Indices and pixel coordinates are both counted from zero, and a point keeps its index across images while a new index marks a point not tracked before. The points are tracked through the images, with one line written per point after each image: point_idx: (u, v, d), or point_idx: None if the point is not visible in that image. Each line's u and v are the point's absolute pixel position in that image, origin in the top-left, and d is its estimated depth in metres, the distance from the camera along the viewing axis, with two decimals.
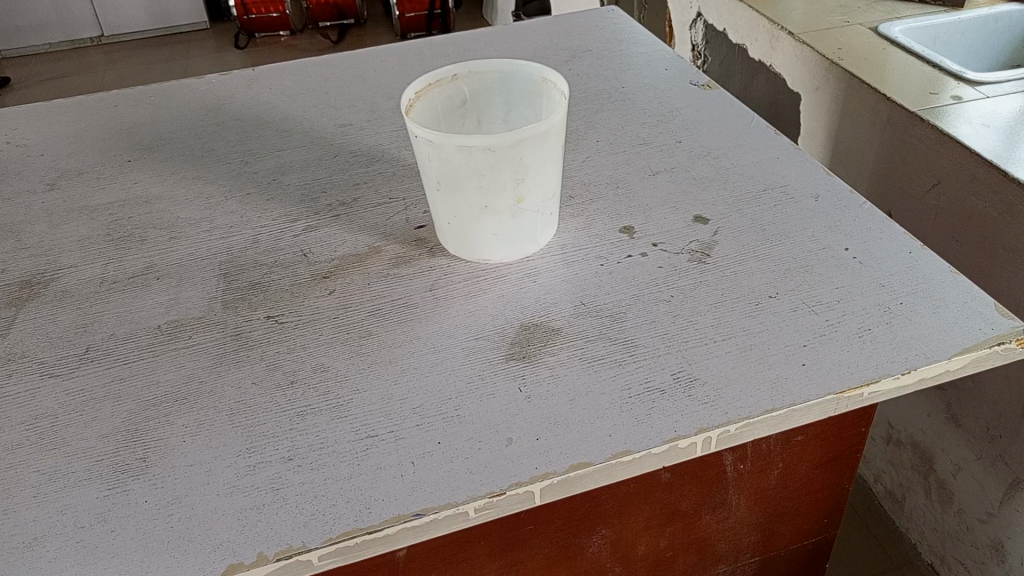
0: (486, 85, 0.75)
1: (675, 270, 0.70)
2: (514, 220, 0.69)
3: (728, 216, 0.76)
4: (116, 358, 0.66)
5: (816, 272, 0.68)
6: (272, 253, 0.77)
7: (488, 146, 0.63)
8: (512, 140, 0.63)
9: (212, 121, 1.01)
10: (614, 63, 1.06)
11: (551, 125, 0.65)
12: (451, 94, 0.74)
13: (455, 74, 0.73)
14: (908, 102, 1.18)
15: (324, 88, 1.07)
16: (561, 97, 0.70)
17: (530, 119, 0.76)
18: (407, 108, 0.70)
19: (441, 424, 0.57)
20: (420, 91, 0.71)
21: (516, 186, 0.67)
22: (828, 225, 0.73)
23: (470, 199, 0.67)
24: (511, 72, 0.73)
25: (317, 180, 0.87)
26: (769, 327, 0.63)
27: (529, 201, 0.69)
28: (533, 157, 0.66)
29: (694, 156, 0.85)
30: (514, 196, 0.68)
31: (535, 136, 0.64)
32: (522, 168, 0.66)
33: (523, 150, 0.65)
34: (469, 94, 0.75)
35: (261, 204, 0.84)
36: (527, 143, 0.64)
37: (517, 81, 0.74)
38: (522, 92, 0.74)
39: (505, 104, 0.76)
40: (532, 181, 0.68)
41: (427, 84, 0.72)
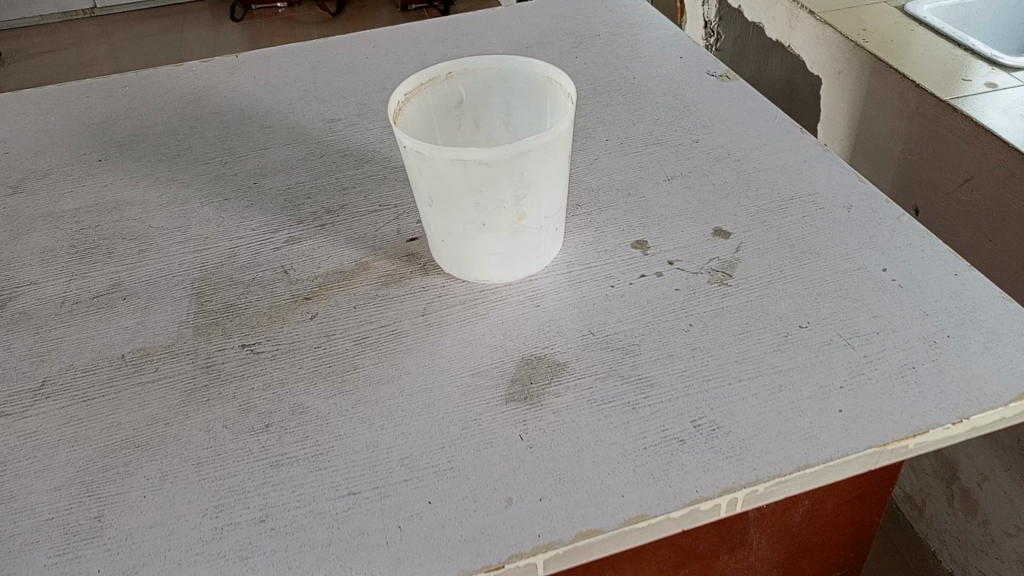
0: (484, 85, 0.67)
1: (694, 293, 0.63)
2: (515, 238, 0.62)
3: (752, 230, 0.68)
4: (73, 395, 0.59)
5: (851, 297, 0.61)
6: (249, 269, 0.70)
7: (485, 160, 0.56)
8: (512, 153, 0.56)
9: (190, 115, 0.93)
10: (625, 50, 0.98)
11: (556, 135, 0.57)
12: (445, 95, 0.66)
13: (449, 71, 0.65)
14: (941, 91, 1.09)
15: (311, 77, 0.99)
16: (567, 101, 0.62)
17: (533, 120, 0.68)
18: (395, 112, 0.62)
19: (432, 480, 0.51)
20: (410, 92, 0.63)
21: (516, 203, 0.60)
22: (863, 241, 0.66)
23: (466, 216, 0.60)
24: (511, 70, 0.66)
25: (301, 184, 0.80)
26: (801, 364, 0.56)
27: (531, 218, 0.61)
28: (536, 171, 0.58)
29: (712, 159, 0.77)
30: (514, 213, 0.60)
31: (537, 148, 0.57)
32: (522, 183, 0.58)
33: (523, 164, 0.57)
34: (466, 94, 0.67)
35: (239, 212, 0.77)
36: (529, 156, 0.57)
37: (518, 81, 0.66)
38: (524, 92, 0.67)
39: (506, 106, 0.68)
40: (534, 196, 0.60)
41: (418, 84, 0.64)
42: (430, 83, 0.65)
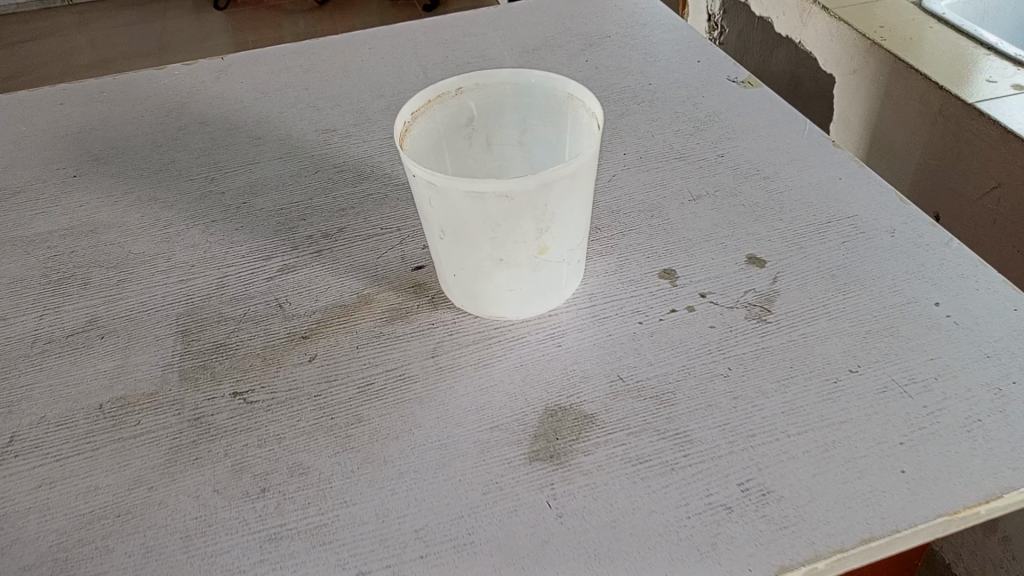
0: (498, 101, 0.61)
1: (730, 331, 0.57)
2: (535, 273, 0.56)
3: (789, 257, 0.63)
4: (45, 454, 0.53)
5: (904, 336, 0.56)
6: (240, 302, 0.64)
7: (505, 192, 0.50)
8: (534, 185, 0.50)
9: (172, 125, 0.87)
10: (638, 53, 0.92)
11: (582, 163, 0.51)
12: (455, 112, 0.60)
13: (459, 87, 0.59)
14: (966, 95, 1.04)
15: (303, 82, 0.93)
16: (591, 122, 0.57)
17: (552, 140, 0.62)
18: (402, 133, 0.56)
19: (451, 558, 0.45)
20: (418, 111, 0.57)
21: (537, 237, 0.54)
22: (911, 271, 0.61)
23: (482, 251, 0.54)
24: (527, 85, 0.60)
25: (294, 204, 0.74)
26: (855, 415, 0.51)
27: (553, 253, 0.56)
28: (560, 203, 0.53)
29: (740, 176, 0.72)
30: (535, 248, 0.54)
31: (562, 178, 0.51)
32: (545, 216, 0.53)
33: (546, 197, 0.51)
34: (477, 111, 0.61)
35: (227, 236, 0.71)
36: (553, 187, 0.51)
37: (535, 98, 0.60)
38: (543, 109, 0.61)
39: (520, 125, 0.62)
40: (557, 229, 0.54)
41: (426, 101, 0.58)
42: (439, 100, 0.59)
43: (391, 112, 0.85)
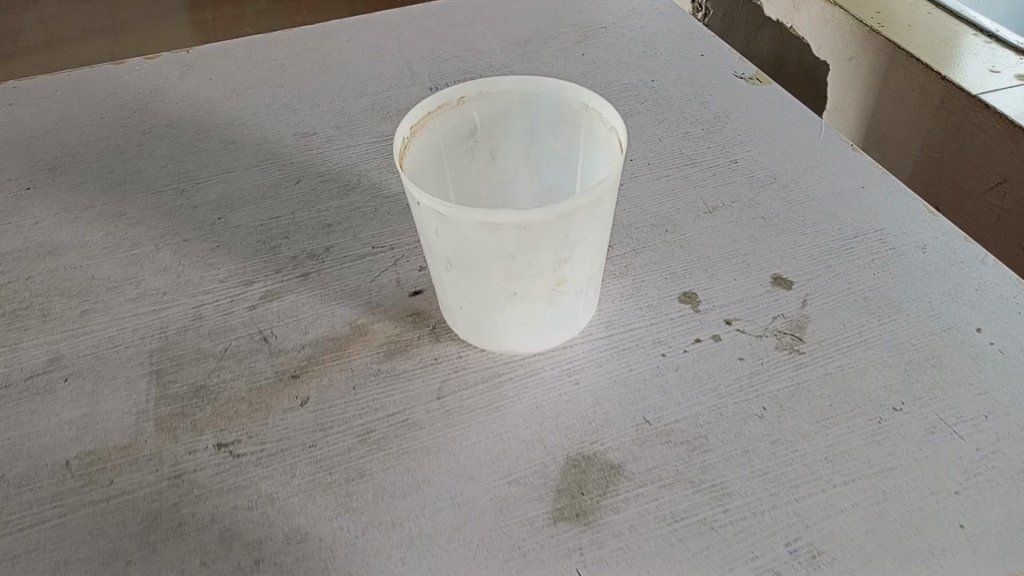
0: (503, 111, 0.55)
1: (761, 364, 0.53)
2: (550, 305, 0.51)
3: (816, 277, 0.59)
4: (5, 523, 0.47)
5: (947, 367, 0.52)
6: (220, 336, 0.58)
7: (524, 223, 0.44)
8: (557, 215, 0.44)
9: (135, 128, 0.79)
10: (637, 46, 0.87)
11: (608, 189, 0.46)
12: (456, 123, 0.54)
13: (461, 96, 0.53)
14: (970, 85, 1.01)
15: (277, 78, 0.86)
16: (610, 137, 0.51)
17: (563, 153, 0.57)
18: (401, 151, 0.50)
19: None
20: (418, 124, 0.51)
21: (556, 269, 0.48)
22: (948, 291, 0.57)
23: (494, 284, 0.49)
24: (536, 93, 0.54)
25: (275, 219, 0.68)
26: (904, 460, 0.47)
27: (571, 283, 0.50)
28: (582, 231, 0.47)
29: (756, 184, 0.67)
30: (553, 280, 0.49)
31: (586, 206, 0.45)
32: (566, 247, 0.47)
33: (569, 227, 0.46)
34: (481, 122, 0.55)
35: (202, 257, 0.64)
36: (576, 217, 0.45)
37: (544, 107, 0.54)
38: (553, 120, 0.55)
39: (527, 136, 0.57)
40: (578, 260, 0.49)
41: (425, 113, 0.52)
42: (439, 111, 0.53)
43: (376, 113, 0.79)
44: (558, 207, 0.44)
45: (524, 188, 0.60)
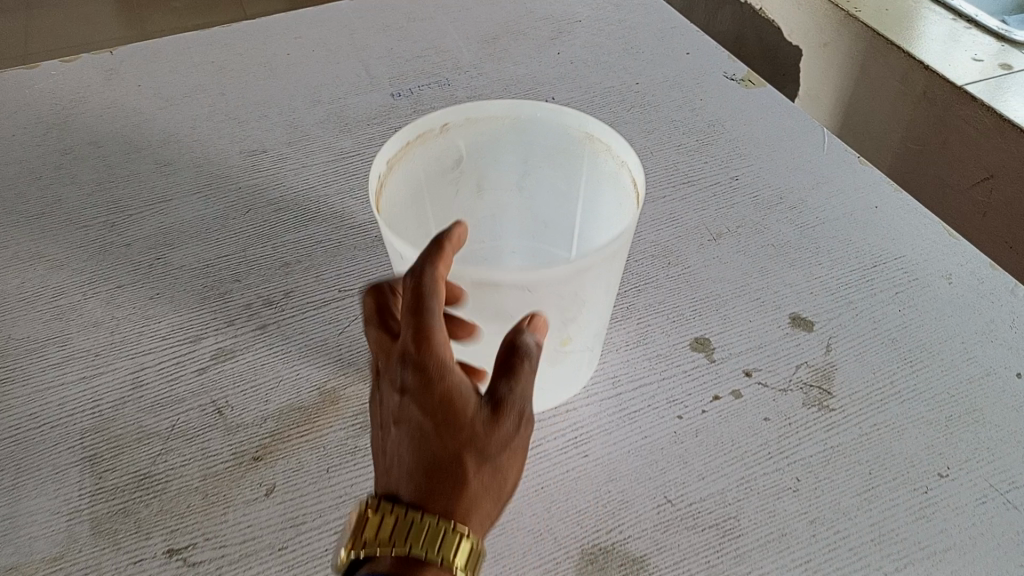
0: (494, 139, 0.48)
1: (790, 424, 0.47)
2: (550, 366, 0.45)
3: (838, 316, 0.53)
4: None
5: (991, 423, 0.47)
6: (164, 409, 0.50)
7: (526, 285, 0.37)
8: (566, 276, 0.37)
9: (53, 147, 0.69)
10: (617, 43, 0.79)
11: (626, 241, 0.39)
12: (439, 153, 0.47)
13: (446, 122, 0.46)
14: (955, 75, 0.96)
15: (217, 84, 0.76)
16: (621, 173, 0.44)
17: (561, 185, 0.50)
18: (379, 190, 0.42)
19: None
20: (398, 155, 0.44)
21: (560, 328, 0.42)
22: (981, 331, 0.52)
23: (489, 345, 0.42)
24: (534, 119, 0.46)
25: (223, 257, 0.59)
26: (958, 539, 0.42)
27: (576, 342, 0.44)
28: (594, 288, 0.40)
29: (761, 205, 0.61)
30: (555, 340, 0.43)
31: (603, 261, 0.39)
32: (574, 305, 0.40)
33: (580, 286, 0.39)
34: (467, 150, 0.48)
35: (139, 308, 0.56)
36: (591, 274, 0.39)
37: (542, 134, 0.47)
38: (552, 149, 0.48)
39: (522, 165, 0.49)
40: (585, 317, 0.42)
41: (404, 144, 0.44)
42: (420, 141, 0.45)
43: (332, 125, 0.70)
44: (570, 268, 0.37)
45: (513, 222, 0.53)
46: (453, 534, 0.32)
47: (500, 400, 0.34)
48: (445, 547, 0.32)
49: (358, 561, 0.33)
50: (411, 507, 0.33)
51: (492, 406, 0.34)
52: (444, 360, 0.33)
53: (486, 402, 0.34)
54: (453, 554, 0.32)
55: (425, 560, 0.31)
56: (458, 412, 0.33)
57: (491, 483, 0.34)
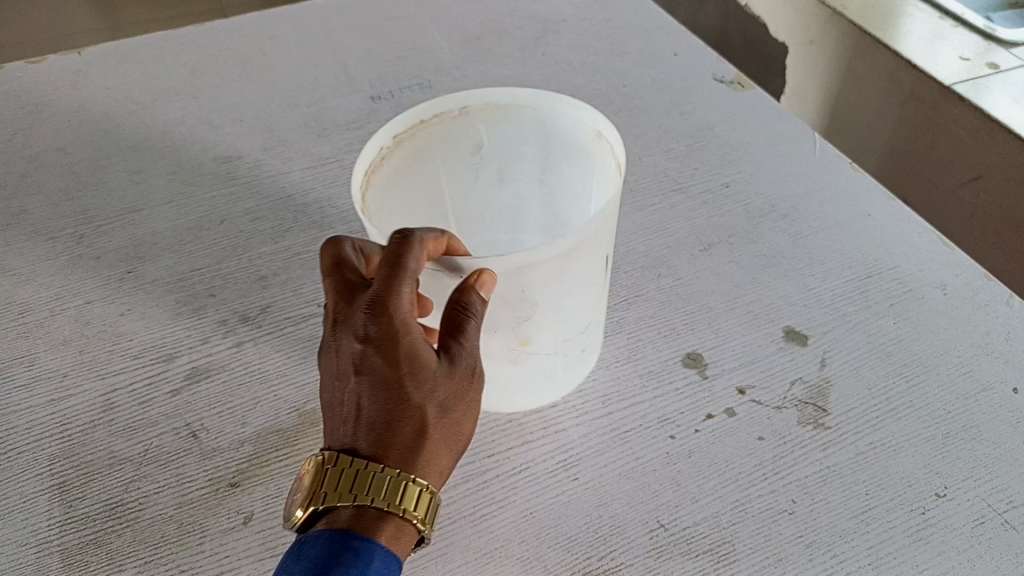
0: (517, 128, 0.47)
1: (784, 443, 0.46)
2: (516, 364, 0.44)
3: (832, 330, 0.52)
4: None
5: (988, 440, 0.46)
6: (137, 432, 0.48)
7: (458, 268, 0.37)
8: (505, 269, 0.36)
9: (18, 154, 0.66)
10: (602, 44, 0.78)
11: (583, 243, 0.37)
12: (458, 135, 0.47)
13: (464, 104, 0.46)
14: (942, 75, 0.95)
15: (191, 87, 0.74)
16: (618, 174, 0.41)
17: (577, 184, 0.48)
18: (378, 165, 0.43)
19: None
20: (405, 133, 0.44)
21: (515, 326, 0.41)
22: (976, 344, 0.51)
23: None
24: (551, 110, 0.45)
25: (199, 270, 0.57)
26: (957, 563, 0.41)
27: (540, 342, 0.43)
28: (550, 289, 0.39)
29: (752, 214, 0.60)
30: (514, 338, 0.42)
31: (552, 259, 0.37)
32: (527, 303, 0.39)
33: (528, 282, 0.38)
34: (488, 137, 0.48)
35: (111, 325, 0.53)
36: (537, 272, 0.37)
37: (558, 128, 0.46)
38: (569, 146, 0.46)
39: (538, 157, 0.49)
40: (546, 319, 0.41)
41: (415, 121, 0.45)
42: (434, 120, 0.45)
43: (311, 130, 0.68)
44: (505, 261, 0.36)
45: (534, 217, 0.52)
46: (415, 484, 0.33)
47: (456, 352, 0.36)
48: (407, 497, 0.33)
49: (312, 514, 0.34)
50: (367, 458, 0.34)
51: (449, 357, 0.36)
52: (404, 316, 0.35)
53: (443, 352, 0.36)
54: (415, 504, 0.33)
55: (390, 511, 0.33)
56: (417, 362, 0.35)
57: (445, 436, 0.35)
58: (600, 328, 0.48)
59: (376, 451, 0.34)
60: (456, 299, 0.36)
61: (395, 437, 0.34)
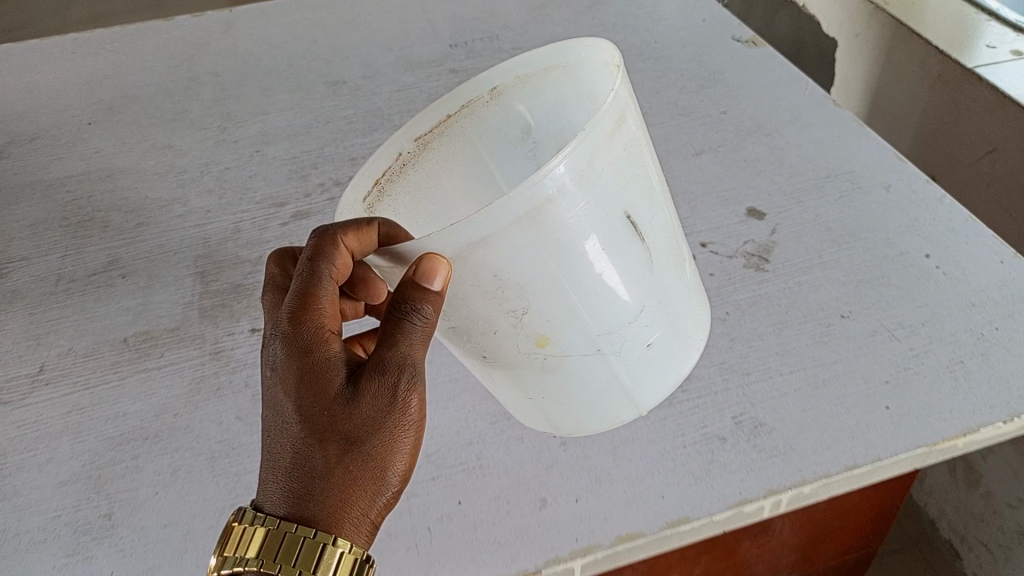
0: (557, 97, 0.50)
1: (729, 279, 0.60)
2: (551, 372, 0.43)
3: (788, 210, 0.65)
4: (74, 381, 0.57)
5: (894, 285, 0.58)
6: (256, 247, 0.66)
7: (404, 255, 0.38)
8: (452, 245, 0.36)
9: (183, 75, 0.88)
10: (644, 11, 0.93)
11: (546, 201, 0.36)
12: (498, 116, 0.53)
13: (492, 86, 0.51)
14: (965, 58, 1.03)
15: (311, 36, 0.94)
16: (615, 106, 0.38)
17: None
18: (406, 158, 0.52)
19: (461, 479, 0.49)
20: (436, 125, 0.52)
21: (519, 320, 0.40)
22: (904, 224, 0.63)
23: (469, 344, 0.44)
24: (578, 64, 0.48)
25: (306, 152, 0.76)
26: (845, 357, 0.54)
27: (552, 340, 0.41)
28: (529, 263, 0.38)
29: (741, 131, 0.74)
30: (528, 337, 0.41)
31: (512, 228, 0.36)
32: (510, 287, 0.38)
33: (491, 257, 0.37)
34: (533, 119, 0.53)
35: (241, 183, 0.73)
36: (501, 242, 0.37)
37: (591, 80, 0.48)
38: (594, 96, 0.48)
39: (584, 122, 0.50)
40: (550, 305, 0.39)
41: (443, 116, 0.52)
42: (465, 109, 0.52)
43: (400, 66, 0.87)
44: (439, 237, 0.36)
45: None
46: (312, 541, 0.36)
47: (361, 385, 0.38)
48: (303, 556, 0.36)
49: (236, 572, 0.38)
50: (282, 517, 0.37)
51: (355, 388, 0.38)
52: (314, 345, 0.39)
53: (351, 381, 0.39)
54: (312, 564, 0.36)
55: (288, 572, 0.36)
56: (321, 393, 0.38)
57: (354, 479, 0.38)
58: (675, 318, 0.45)
59: (283, 500, 0.38)
60: (411, 292, 0.37)
61: (295, 482, 0.38)
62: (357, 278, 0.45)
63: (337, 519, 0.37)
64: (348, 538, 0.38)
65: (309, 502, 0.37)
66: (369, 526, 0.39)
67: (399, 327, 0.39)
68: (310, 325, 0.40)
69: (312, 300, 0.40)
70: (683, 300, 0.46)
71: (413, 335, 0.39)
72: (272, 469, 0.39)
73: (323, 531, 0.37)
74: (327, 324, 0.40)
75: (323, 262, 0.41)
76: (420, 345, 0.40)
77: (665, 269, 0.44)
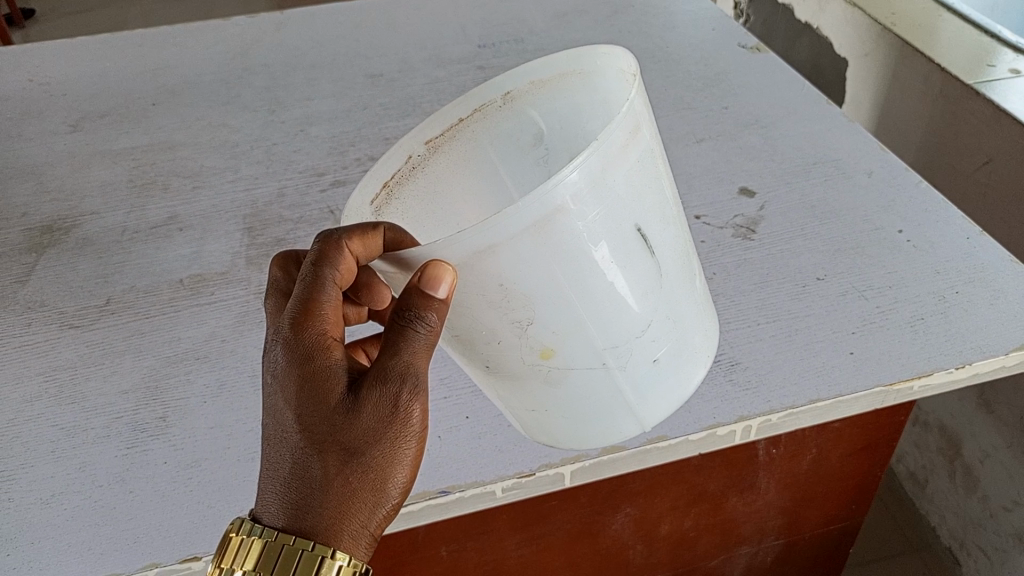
0: (573, 104, 0.53)
1: (718, 246, 0.67)
2: (554, 382, 0.44)
3: (776, 190, 0.72)
4: (136, 312, 0.65)
5: (867, 254, 0.64)
6: (297, 208, 0.74)
7: (409, 260, 0.39)
8: (457, 254, 0.38)
9: (238, 66, 0.97)
10: (659, 21, 1.02)
11: (553, 213, 0.37)
12: (509, 121, 0.55)
13: (506, 90, 0.53)
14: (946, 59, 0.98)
15: (354, 35, 1.03)
16: (630, 117, 0.39)
17: None
18: (415, 162, 0.53)
19: (470, 398, 0.56)
20: (449, 129, 0.54)
21: (523, 331, 0.41)
22: (881, 205, 0.69)
23: (473, 355, 0.45)
24: (594, 70, 0.50)
25: (345, 132, 0.84)
26: (817, 311, 0.60)
27: (555, 349, 0.42)
28: (535, 274, 0.39)
29: (740, 124, 0.81)
30: (533, 348, 0.42)
31: (518, 239, 0.37)
32: (515, 297, 0.40)
33: (494, 268, 0.38)
34: (544, 125, 0.55)
35: (286, 156, 0.81)
36: (508, 253, 0.38)
37: (606, 88, 0.50)
38: (610, 97, 0.50)
39: (598, 129, 0.52)
40: (552, 317, 0.41)
41: (455, 119, 0.54)
42: (477, 113, 0.54)
43: (432, 62, 0.95)
44: (445, 245, 0.37)
45: None
46: (311, 553, 0.37)
47: (362, 396, 0.38)
48: (303, 566, 0.37)
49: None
50: (282, 530, 0.38)
51: (355, 398, 0.38)
52: (316, 351, 0.39)
53: (351, 390, 0.39)
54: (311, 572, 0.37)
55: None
56: (321, 401, 0.38)
57: (352, 492, 0.38)
58: (683, 331, 0.46)
59: (282, 511, 0.38)
60: (414, 299, 0.38)
61: (294, 493, 0.38)
62: (361, 282, 0.48)
63: (334, 532, 0.38)
64: (346, 551, 0.39)
65: (308, 513, 0.38)
66: (368, 537, 0.40)
67: (402, 336, 0.39)
68: (312, 331, 0.40)
69: (315, 307, 0.40)
70: (689, 315, 0.47)
71: (416, 344, 0.40)
72: (270, 479, 0.39)
73: (321, 544, 0.38)
74: (329, 331, 0.40)
75: (326, 268, 0.41)
76: (422, 355, 0.40)
77: (673, 283, 0.44)
